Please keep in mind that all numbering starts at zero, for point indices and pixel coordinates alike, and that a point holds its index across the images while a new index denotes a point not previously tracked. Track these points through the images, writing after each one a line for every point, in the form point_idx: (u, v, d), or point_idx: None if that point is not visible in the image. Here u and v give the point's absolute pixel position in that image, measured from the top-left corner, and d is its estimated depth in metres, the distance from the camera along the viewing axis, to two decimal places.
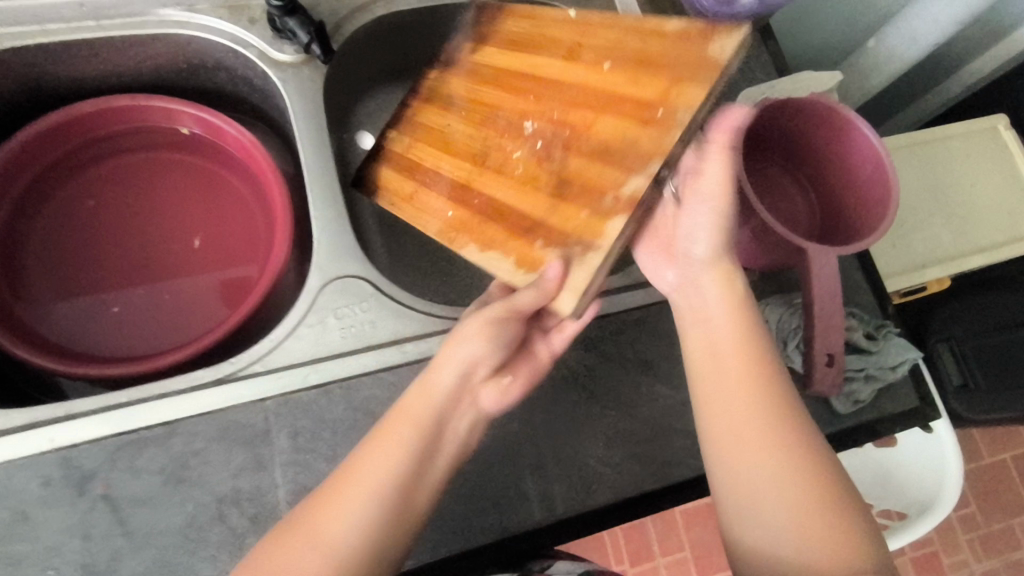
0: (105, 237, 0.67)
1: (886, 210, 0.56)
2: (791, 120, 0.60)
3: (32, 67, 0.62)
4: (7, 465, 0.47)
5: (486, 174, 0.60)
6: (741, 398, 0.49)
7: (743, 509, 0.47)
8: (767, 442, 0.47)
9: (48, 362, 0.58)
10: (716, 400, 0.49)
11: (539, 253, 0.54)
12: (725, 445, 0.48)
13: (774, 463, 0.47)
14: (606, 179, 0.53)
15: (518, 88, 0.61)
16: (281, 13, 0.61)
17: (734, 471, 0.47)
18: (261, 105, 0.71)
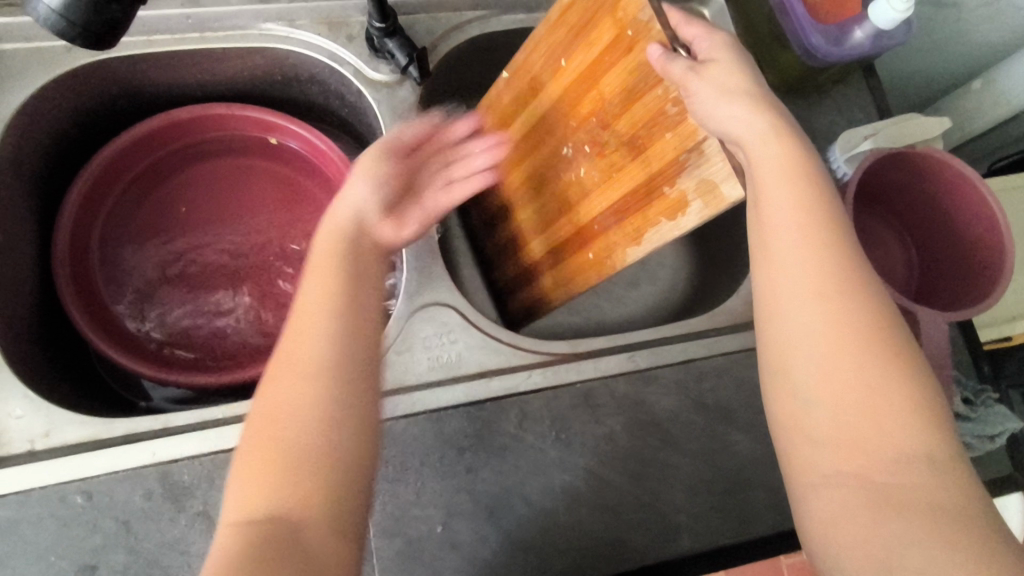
0: (192, 240, 0.68)
1: (996, 275, 0.54)
2: (899, 172, 0.59)
3: (137, 74, 0.63)
4: (112, 476, 0.48)
5: (584, 198, 0.54)
6: (808, 312, 0.40)
7: (806, 437, 0.40)
8: (840, 364, 0.39)
9: (142, 368, 0.59)
10: (776, 317, 0.42)
11: (683, 208, 0.45)
12: (783, 365, 0.41)
13: (851, 393, 0.38)
14: (655, 103, 0.44)
15: (535, 137, 0.58)
16: (382, 34, 0.61)
17: (792, 390, 0.41)
18: (349, 119, 0.72)
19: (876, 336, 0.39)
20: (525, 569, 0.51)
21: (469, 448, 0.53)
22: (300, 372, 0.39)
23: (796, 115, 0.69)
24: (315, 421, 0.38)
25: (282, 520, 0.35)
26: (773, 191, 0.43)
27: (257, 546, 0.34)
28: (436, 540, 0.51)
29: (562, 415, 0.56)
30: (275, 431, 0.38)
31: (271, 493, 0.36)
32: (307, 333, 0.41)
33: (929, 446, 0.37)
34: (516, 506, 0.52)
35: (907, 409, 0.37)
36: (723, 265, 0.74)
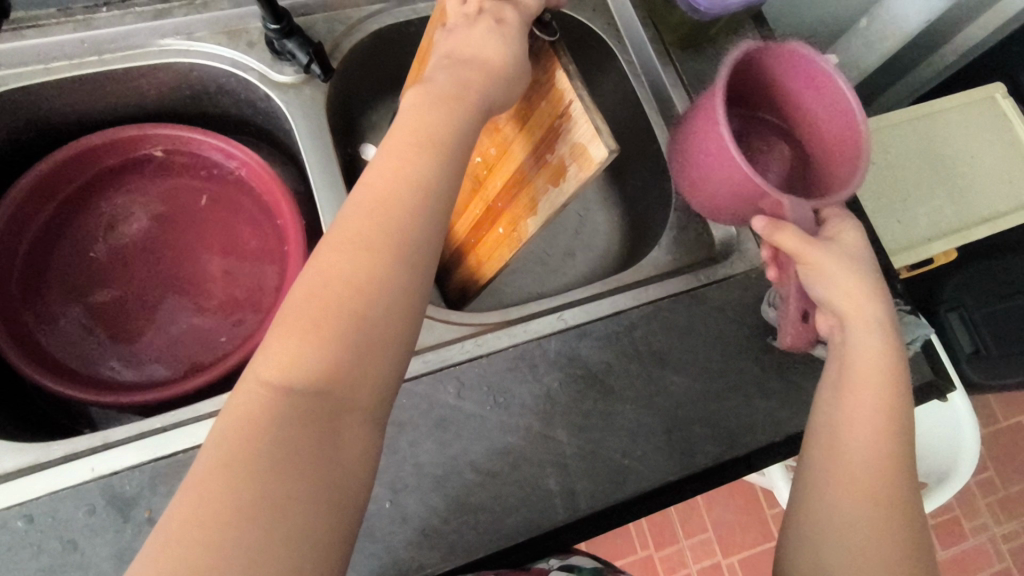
0: (122, 264, 0.68)
1: (854, 168, 0.51)
2: (771, 62, 0.53)
3: (40, 104, 0.64)
4: (51, 496, 0.48)
5: (494, 172, 0.60)
6: (864, 417, 0.48)
7: (818, 531, 0.48)
8: (874, 476, 0.47)
9: (82, 394, 0.59)
10: (852, 420, 0.49)
11: (563, 163, 0.51)
12: (833, 467, 0.48)
13: (882, 496, 0.47)
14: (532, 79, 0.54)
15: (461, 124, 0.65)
16: (279, 36, 0.62)
17: (811, 522, 0.48)
18: (265, 126, 0.73)
19: (903, 448, 0.48)
20: (477, 532, 0.52)
21: (410, 423, 0.55)
22: (377, 261, 0.39)
23: (695, 70, 0.72)
24: (374, 315, 0.39)
25: (321, 399, 0.37)
26: (864, 289, 0.50)
27: (295, 419, 0.36)
28: (385, 516, 0.52)
29: (498, 379, 0.57)
30: (341, 308, 0.38)
31: (320, 370, 0.37)
32: (399, 219, 0.41)
33: (913, 539, 0.46)
34: (461, 472, 0.54)
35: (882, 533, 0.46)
36: (647, 222, 0.76)
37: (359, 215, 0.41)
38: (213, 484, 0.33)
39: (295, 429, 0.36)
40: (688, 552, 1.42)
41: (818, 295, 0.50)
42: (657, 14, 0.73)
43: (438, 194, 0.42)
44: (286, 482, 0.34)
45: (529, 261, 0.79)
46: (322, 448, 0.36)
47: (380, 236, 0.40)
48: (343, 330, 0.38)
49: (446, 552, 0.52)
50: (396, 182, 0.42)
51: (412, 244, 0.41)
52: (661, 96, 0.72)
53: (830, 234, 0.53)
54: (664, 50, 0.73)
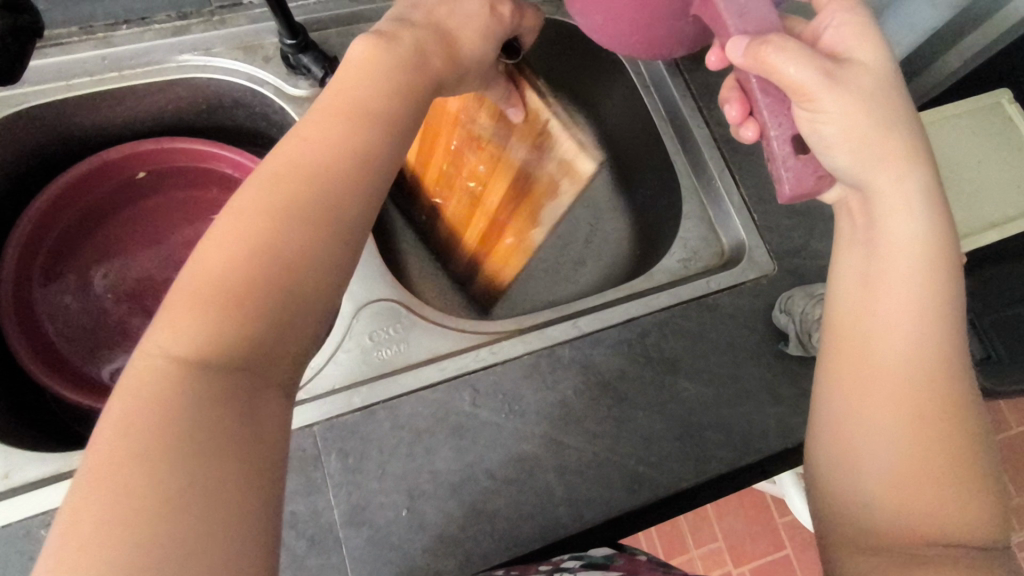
0: (140, 276, 0.69)
1: None
2: None
3: (61, 120, 0.65)
4: None
5: (494, 183, 0.67)
6: (901, 302, 0.41)
7: (855, 447, 0.41)
8: (911, 378, 0.40)
9: (104, 405, 0.60)
10: (880, 316, 0.42)
11: (559, 168, 0.63)
12: (865, 374, 0.42)
13: (933, 396, 0.40)
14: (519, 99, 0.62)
15: (439, 150, 0.68)
16: (295, 51, 0.63)
17: (847, 422, 0.42)
18: (280, 138, 0.74)
19: (952, 336, 0.41)
20: (493, 539, 0.53)
21: (426, 431, 0.55)
22: (290, 239, 0.37)
23: (703, 80, 0.73)
24: (288, 280, 0.36)
25: (229, 374, 0.34)
26: (871, 115, 0.42)
27: (213, 398, 0.33)
28: (403, 523, 0.52)
29: (512, 387, 0.58)
30: (243, 286, 0.36)
31: (222, 348, 0.34)
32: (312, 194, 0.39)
33: (968, 441, 0.39)
34: (477, 480, 0.54)
35: (931, 429, 0.39)
36: (658, 231, 0.76)
37: (277, 186, 0.39)
38: (114, 475, 0.29)
39: (201, 410, 0.32)
40: (699, 561, 1.41)
41: (837, 166, 0.43)
42: None
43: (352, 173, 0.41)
44: (186, 459, 0.30)
45: (540, 270, 0.80)
46: (246, 428, 0.33)
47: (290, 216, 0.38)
48: (250, 309, 0.35)
49: (462, 560, 0.52)
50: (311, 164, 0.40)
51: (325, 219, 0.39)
52: (670, 106, 0.73)
53: (839, 49, 0.44)
54: (672, 61, 0.74)
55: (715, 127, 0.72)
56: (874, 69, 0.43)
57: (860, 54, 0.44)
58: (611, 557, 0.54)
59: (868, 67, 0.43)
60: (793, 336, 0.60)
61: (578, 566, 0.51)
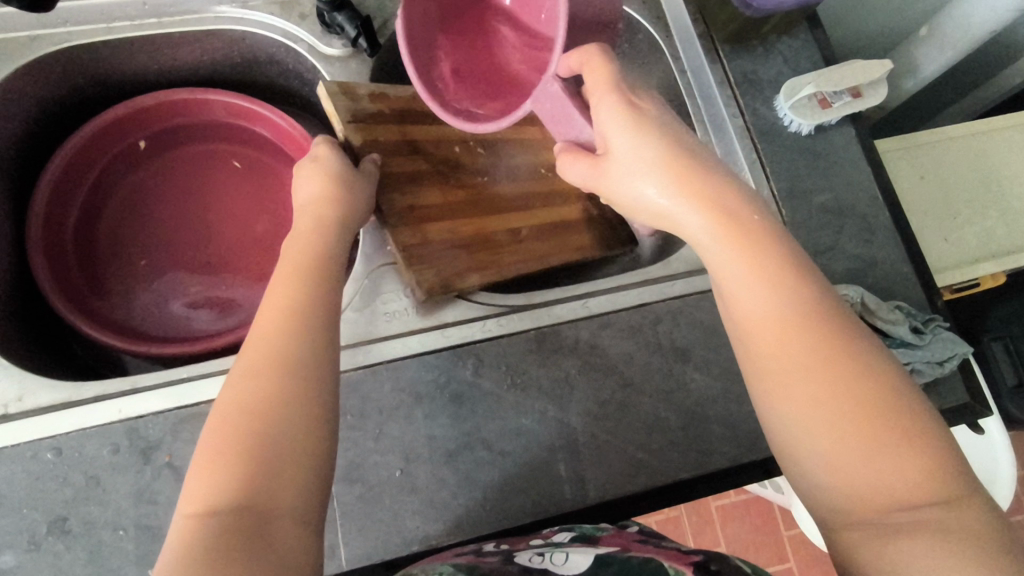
0: (164, 223, 0.70)
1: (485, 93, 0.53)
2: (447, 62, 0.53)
3: (100, 61, 0.66)
4: (81, 433, 0.50)
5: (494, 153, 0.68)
6: (763, 282, 0.41)
7: (788, 442, 0.40)
8: (790, 354, 0.40)
9: (118, 343, 0.61)
10: (758, 303, 0.41)
11: None
12: (762, 372, 0.41)
13: (830, 371, 0.39)
14: (406, 108, 0.64)
15: (476, 202, 0.64)
16: (330, 8, 0.64)
17: (776, 419, 0.41)
18: (311, 97, 0.74)
19: (794, 291, 0.41)
20: (483, 508, 0.53)
21: (426, 396, 0.55)
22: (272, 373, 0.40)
23: (743, 68, 0.71)
24: (272, 427, 0.38)
25: (240, 516, 0.35)
26: (647, 183, 0.44)
27: (223, 531, 0.34)
28: (395, 484, 0.52)
29: (516, 360, 0.57)
30: (240, 428, 0.38)
31: (233, 486, 0.36)
32: (287, 342, 0.41)
33: (879, 385, 0.38)
34: (474, 448, 0.54)
35: (842, 406, 0.38)
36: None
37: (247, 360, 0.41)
38: None
39: (219, 539, 0.33)
40: None
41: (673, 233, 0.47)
42: (707, 10, 0.72)
43: (306, 309, 0.44)
44: None
45: None
46: (256, 555, 0.34)
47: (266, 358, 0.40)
48: (252, 446, 0.37)
49: (452, 525, 0.52)
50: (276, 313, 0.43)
51: (301, 362, 0.41)
52: (705, 92, 0.71)
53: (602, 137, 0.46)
54: (711, 47, 0.72)
55: (749, 118, 0.69)
56: (633, 125, 0.45)
57: (616, 136, 0.45)
58: (603, 528, 0.51)
59: (620, 154, 0.45)
60: None
61: (568, 539, 0.49)
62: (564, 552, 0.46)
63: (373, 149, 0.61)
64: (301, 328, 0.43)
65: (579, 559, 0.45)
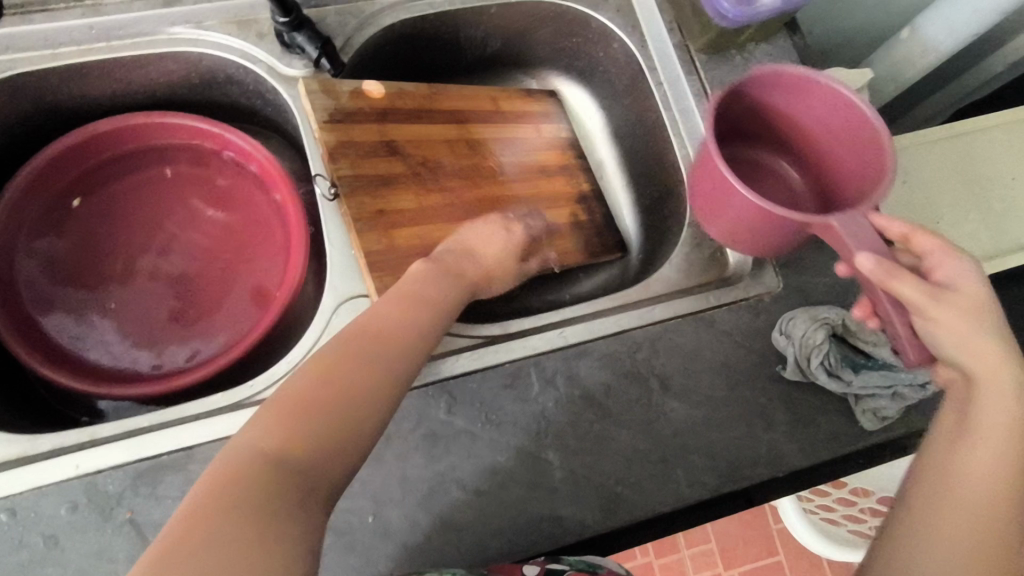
0: (125, 253, 0.68)
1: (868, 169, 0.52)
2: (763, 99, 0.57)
3: (47, 89, 0.63)
4: (36, 491, 0.48)
5: (476, 157, 0.69)
6: (996, 415, 0.43)
7: (913, 525, 0.43)
8: (987, 479, 0.42)
9: (79, 385, 0.59)
10: (981, 429, 0.43)
11: (471, 105, 0.71)
12: (970, 435, 0.44)
13: (994, 511, 0.42)
14: (387, 107, 0.64)
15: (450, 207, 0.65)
16: (289, 29, 0.60)
17: (920, 503, 0.44)
18: (274, 118, 0.71)
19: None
20: (458, 552, 0.51)
21: (396, 437, 0.53)
22: (362, 381, 0.43)
23: (720, 78, 0.69)
24: (347, 395, 0.42)
25: (269, 477, 0.37)
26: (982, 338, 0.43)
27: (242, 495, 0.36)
28: (367, 530, 0.51)
29: (491, 396, 0.55)
30: (308, 411, 0.41)
31: (285, 447, 0.39)
32: (375, 352, 0.46)
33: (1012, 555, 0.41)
34: (448, 490, 0.52)
35: (980, 539, 0.41)
36: (666, 222, 0.72)
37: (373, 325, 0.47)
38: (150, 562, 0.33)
39: (240, 500, 0.36)
40: (689, 562, 1.40)
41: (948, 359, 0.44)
42: (682, 19, 0.70)
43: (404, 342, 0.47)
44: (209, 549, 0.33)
45: None
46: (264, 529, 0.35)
47: (362, 375, 0.44)
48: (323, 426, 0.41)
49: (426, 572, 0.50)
50: (380, 336, 0.47)
51: (372, 374, 0.44)
52: (682, 105, 0.69)
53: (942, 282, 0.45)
54: (687, 57, 0.70)
55: None
56: (974, 286, 0.45)
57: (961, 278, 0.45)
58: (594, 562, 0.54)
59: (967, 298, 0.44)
60: (791, 360, 0.57)
61: None
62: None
63: (348, 150, 0.60)
64: (393, 333, 0.47)
65: None
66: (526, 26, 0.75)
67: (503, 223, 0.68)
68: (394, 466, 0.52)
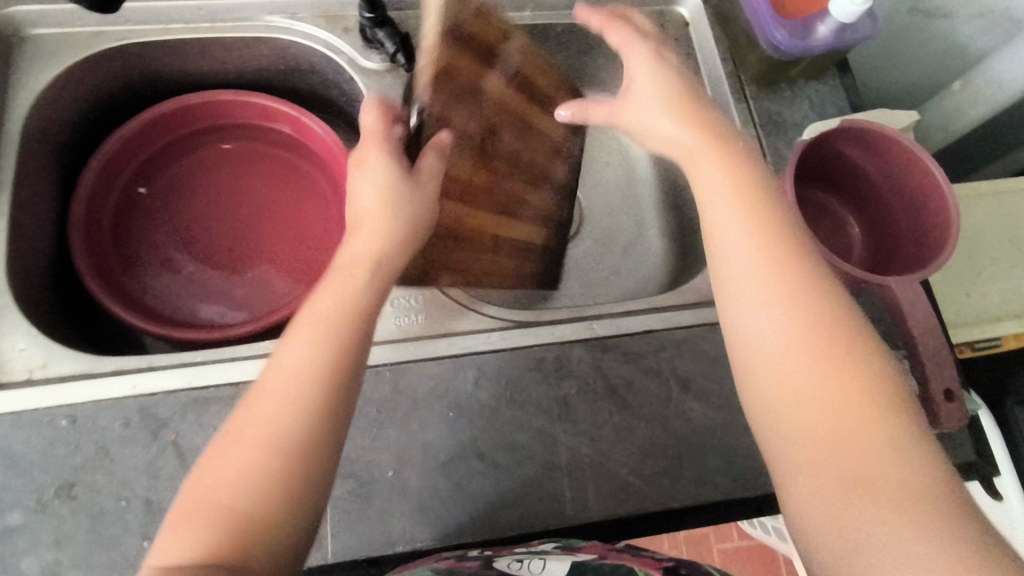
0: (197, 214, 0.74)
1: (940, 230, 0.54)
2: (844, 147, 0.59)
3: (154, 60, 0.71)
4: (96, 404, 0.53)
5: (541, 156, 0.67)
6: (756, 310, 0.44)
7: (778, 445, 0.42)
8: (790, 361, 0.42)
9: (142, 323, 0.64)
10: (750, 306, 0.44)
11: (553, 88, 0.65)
12: (749, 345, 0.44)
13: (812, 382, 0.41)
14: (496, 36, 0.55)
15: (502, 195, 0.62)
16: (373, 24, 0.66)
17: (774, 412, 0.42)
18: (347, 107, 0.78)
19: (792, 263, 0.45)
20: (470, 517, 0.53)
21: (425, 402, 0.56)
22: (290, 401, 0.41)
23: (768, 108, 0.72)
24: (282, 433, 0.40)
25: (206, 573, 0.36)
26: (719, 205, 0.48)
27: None
28: (387, 484, 0.53)
29: (518, 374, 0.58)
30: (227, 483, 0.39)
31: (210, 536, 0.37)
32: (304, 344, 0.43)
33: (860, 414, 0.40)
34: (467, 457, 0.55)
35: (822, 410, 0.41)
36: (696, 238, 0.76)
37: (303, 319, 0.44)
38: None
39: None
40: None
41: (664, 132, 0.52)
42: (737, 51, 0.74)
43: (320, 334, 0.43)
44: None
45: (577, 276, 0.79)
46: None
47: (271, 406, 0.41)
48: (221, 515, 0.38)
49: (438, 530, 0.52)
50: (291, 359, 0.42)
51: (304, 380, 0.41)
52: None
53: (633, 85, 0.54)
54: (739, 86, 0.73)
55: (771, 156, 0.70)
56: (647, 76, 0.54)
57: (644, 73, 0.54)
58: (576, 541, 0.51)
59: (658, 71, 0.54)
60: None
61: (551, 548, 0.49)
62: (542, 560, 0.47)
63: (450, 85, 0.51)
64: (326, 313, 0.44)
65: (556, 568, 0.46)
66: (587, 47, 0.80)
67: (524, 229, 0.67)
68: (418, 427, 0.55)
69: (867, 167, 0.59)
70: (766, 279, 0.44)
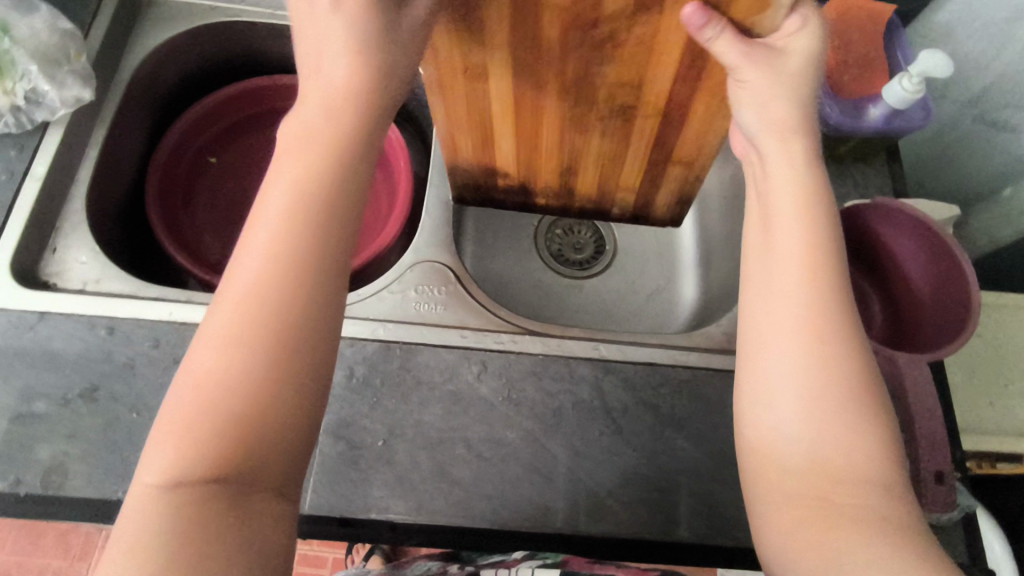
0: None
1: (959, 319, 0.54)
2: (877, 227, 0.61)
3: (255, 39, 0.78)
4: (134, 322, 0.58)
5: (606, 154, 0.63)
6: (778, 295, 0.42)
7: (763, 435, 0.41)
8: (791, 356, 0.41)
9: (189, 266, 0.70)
10: (769, 290, 0.43)
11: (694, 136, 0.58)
12: (755, 334, 0.43)
13: (808, 385, 0.40)
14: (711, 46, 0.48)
15: (540, 125, 0.60)
16: None
17: (763, 406, 0.41)
18: (415, 111, 0.83)
19: (823, 257, 0.43)
20: (445, 501, 0.55)
21: (426, 384, 0.59)
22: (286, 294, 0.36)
23: None
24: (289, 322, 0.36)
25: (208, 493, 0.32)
26: (781, 218, 0.44)
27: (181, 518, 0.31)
28: (374, 452, 0.56)
29: (519, 377, 0.60)
30: (230, 389, 0.34)
31: (215, 450, 0.33)
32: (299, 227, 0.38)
33: (848, 420, 0.39)
34: (454, 444, 0.57)
35: (807, 412, 0.39)
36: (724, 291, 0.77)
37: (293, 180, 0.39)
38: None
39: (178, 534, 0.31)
40: None
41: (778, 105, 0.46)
42: None
43: (313, 209, 0.38)
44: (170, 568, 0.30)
45: (598, 306, 0.81)
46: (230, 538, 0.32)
47: (270, 296, 0.36)
48: (223, 414, 0.34)
49: (412, 506, 0.54)
50: (288, 243, 0.37)
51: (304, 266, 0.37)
52: None
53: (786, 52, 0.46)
54: None
55: None
56: (805, 64, 0.46)
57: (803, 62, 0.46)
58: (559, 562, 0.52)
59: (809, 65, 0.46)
60: None
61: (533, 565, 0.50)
62: None
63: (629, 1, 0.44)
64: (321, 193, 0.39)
65: None
66: None
67: (520, 162, 0.67)
68: (414, 406, 0.58)
69: (895, 253, 0.60)
70: (793, 269, 0.43)
